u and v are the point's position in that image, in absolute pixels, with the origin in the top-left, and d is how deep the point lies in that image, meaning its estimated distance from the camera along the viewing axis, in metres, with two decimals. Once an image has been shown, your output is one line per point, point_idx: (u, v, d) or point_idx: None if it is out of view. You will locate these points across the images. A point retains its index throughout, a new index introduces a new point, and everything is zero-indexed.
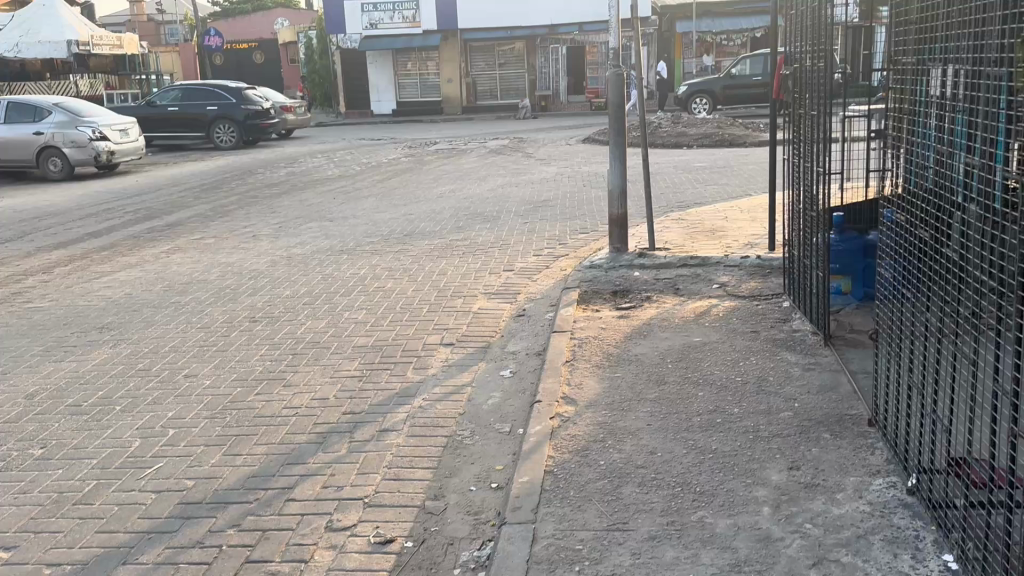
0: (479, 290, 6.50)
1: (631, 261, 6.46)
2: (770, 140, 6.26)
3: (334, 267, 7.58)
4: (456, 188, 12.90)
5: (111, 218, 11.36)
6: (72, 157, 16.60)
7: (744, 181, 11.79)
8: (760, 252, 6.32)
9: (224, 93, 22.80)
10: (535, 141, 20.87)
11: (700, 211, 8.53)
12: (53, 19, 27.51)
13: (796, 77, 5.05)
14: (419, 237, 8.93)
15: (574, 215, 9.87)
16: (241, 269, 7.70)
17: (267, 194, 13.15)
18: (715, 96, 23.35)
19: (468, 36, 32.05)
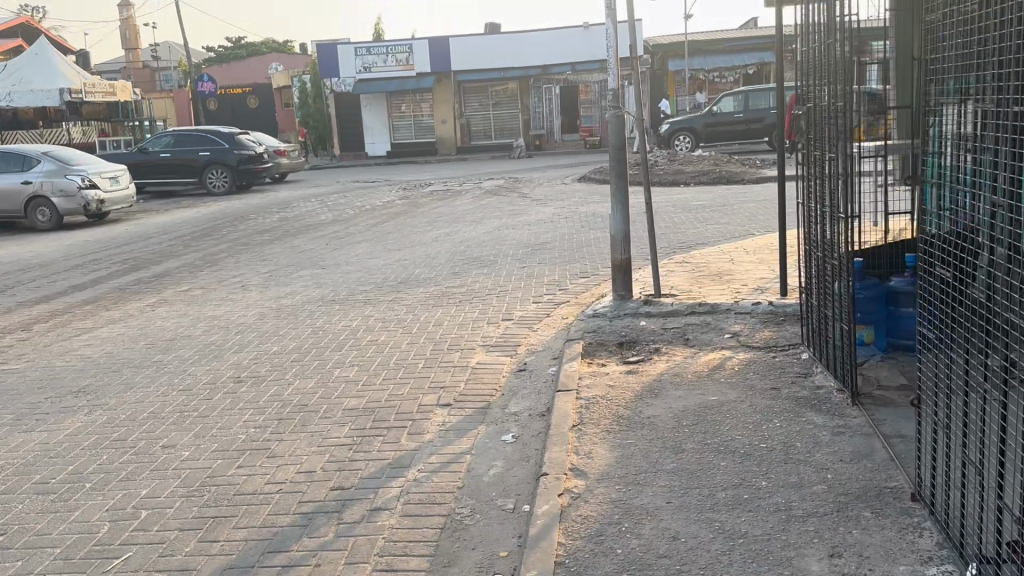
0: (477, 342, 6.17)
1: (636, 308, 6.16)
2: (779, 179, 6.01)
3: (325, 319, 7.27)
4: (451, 231, 12.65)
5: (97, 270, 11.07)
6: (60, 206, 16.37)
7: (745, 220, 11.55)
8: (771, 297, 6.03)
9: (217, 138, 22.69)
10: (531, 181, 20.70)
11: (705, 253, 8.25)
12: (46, 68, 27.50)
13: (807, 117, 4.86)
14: (414, 284, 8.64)
15: (573, 258, 9.60)
16: (228, 323, 7.40)
17: (258, 241, 12.90)
18: (697, 132, 23.41)
19: (461, 77, 32.10)
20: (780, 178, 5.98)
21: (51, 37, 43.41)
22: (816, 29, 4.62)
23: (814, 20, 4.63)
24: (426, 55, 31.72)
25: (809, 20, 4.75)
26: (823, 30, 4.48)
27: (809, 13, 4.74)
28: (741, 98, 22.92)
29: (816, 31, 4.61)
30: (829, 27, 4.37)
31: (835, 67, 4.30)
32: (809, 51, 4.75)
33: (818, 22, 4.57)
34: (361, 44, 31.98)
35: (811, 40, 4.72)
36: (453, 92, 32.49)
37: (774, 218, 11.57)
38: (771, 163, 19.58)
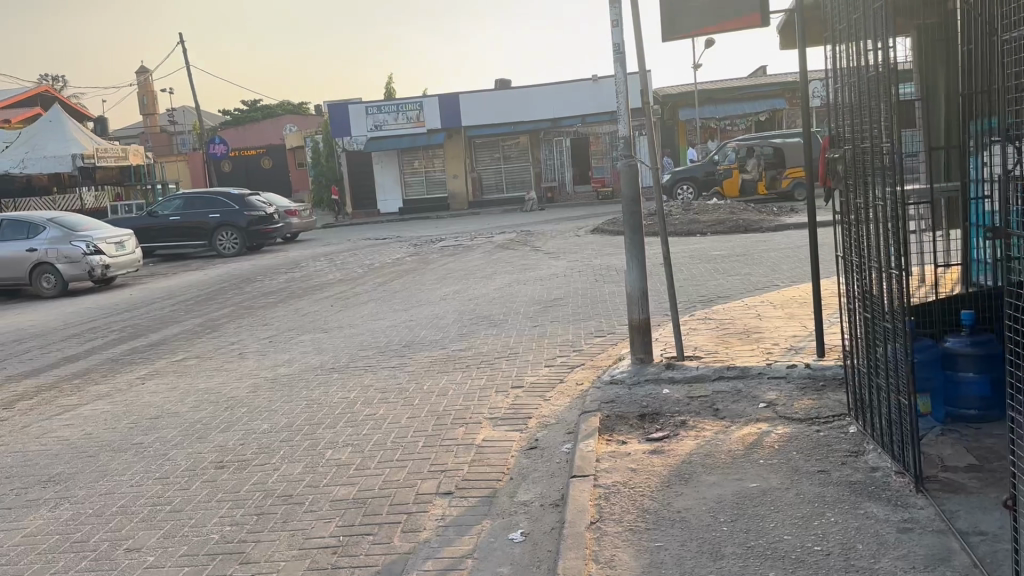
0: (483, 413, 5.64)
1: (657, 372, 5.63)
2: (810, 223, 5.47)
3: (322, 389, 6.77)
4: (461, 288, 12.21)
5: (94, 340, 10.64)
6: (65, 272, 16.09)
7: (768, 270, 11.03)
8: (806, 359, 5.52)
9: (226, 200, 22.49)
10: (543, 234, 20.30)
11: (729, 307, 7.74)
12: (58, 134, 27.61)
13: (845, 158, 4.27)
14: (420, 347, 8.14)
15: (588, 315, 9.09)
16: (219, 397, 6.91)
17: (262, 304, 12.49)
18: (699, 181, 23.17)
19: (472, 132, 32.07)
20: (811, 229, 5.49)
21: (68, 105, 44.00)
22: (847, 68, 4.16)
23: (843, 57, 4.17)
24: (437, 111, 31.72)
25: (837, 58, 4.30)
26: (854, 68, 4.02)
27: (836, 50, 4.29)
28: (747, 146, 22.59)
29: (846, 70, 4.15)
30: (861, 64, 3.91)
31: (873, 107, 3.82)
32: (838, 91, 4.29)
33: (848, 60, 4.12)
34: (371, 103, 32.04)
35: (841, 79, 4.26)
36: (464, 148, 32.42)
37: (797, 267, 11.04)
38: (789, 209, 19.09)
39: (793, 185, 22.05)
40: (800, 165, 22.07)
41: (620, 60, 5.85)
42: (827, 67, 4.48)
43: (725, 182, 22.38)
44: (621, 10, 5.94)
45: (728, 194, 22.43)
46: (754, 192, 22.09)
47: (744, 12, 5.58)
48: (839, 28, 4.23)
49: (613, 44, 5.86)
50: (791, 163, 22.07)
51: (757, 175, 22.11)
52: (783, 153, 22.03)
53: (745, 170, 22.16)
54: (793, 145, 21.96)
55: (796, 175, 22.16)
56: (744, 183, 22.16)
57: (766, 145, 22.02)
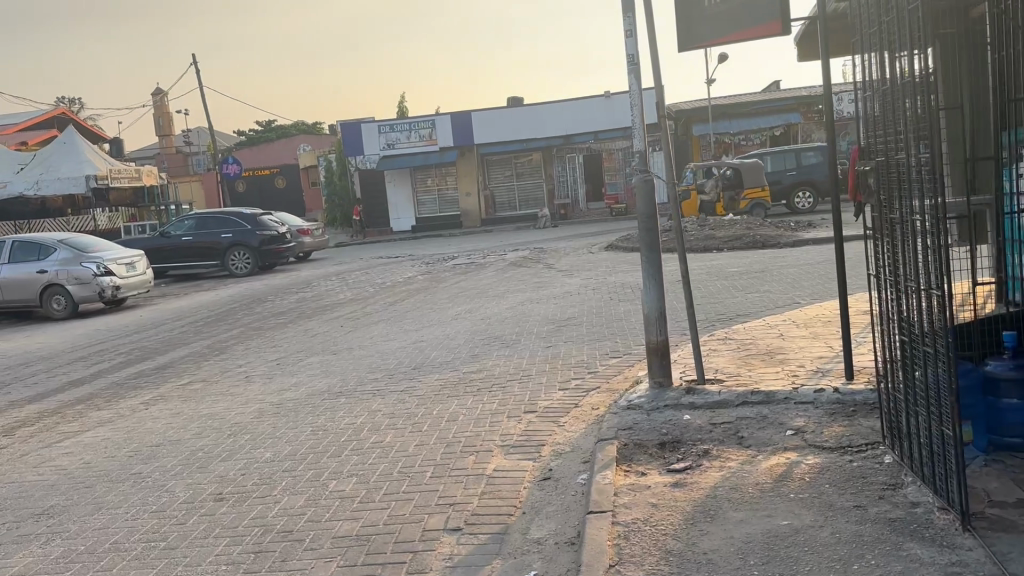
0: (493, 440, 5.40)
1: (677, 397, 5.37)
2: (837, 239, 5.24)
3: (329, 414, 6.54)
4: (473, 307, 11.99)
5: (101, 363, 10.47)
6: (76, 294, 16.00)
7: (787, 287, 10.74)
8: (834, 382, 5.27)
9: (238, 220, 22.41)
10: (556, 251, 20.05)
11: (749, 326, 7.49)
12: (73, 155, 27.70)
13: (877, 171, 4.04)
14: (431, 369, 7.91)
15: (603, 335, 8.83)
16: (223, 423, 6.70)
17: (272, 325, 12.30)
18: None
19: (485, 150, 31.95)
20: (837, 245, 5.25)
21: (83, 127, 44.27)
22: (876, 79, 3.93)
23: (872, 67, 3.94)
24: (449, 129, 31.65)
25: (862, 68, 4.08)
26: (884, 78, 3.80)
27: (862, 59, 4.06)
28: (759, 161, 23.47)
29: (876, 81, 3.92)
30: (892, 74, 3.69)
31: (907, 120, 3.58)
32: (867, 103, 4.05)
33: (877, 71, 3.89)
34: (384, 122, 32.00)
35: (869, 91, 4.02)
36: (477, 167, 32.30)
37: (819, 285, 10.74)
38: (805, 225, 18.78)
39: (752, 205, 21.52)
40: (759, 186, 21.65)
41: (634, 71, 5.63)
42: (855, 77, 4.25)
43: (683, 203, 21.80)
44: (635, 19, 5.73)
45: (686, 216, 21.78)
46: (713, 212, 21.50)
47: (764, 20, 5.28)
48: (865, 37, 4.00)
49: (627, 54, 5.64)
50: (750, 183, 21.64)
51: (716, 196, 21.61)
52: (742, 173, 21.64)
53: (703, 190, 21.67)
54: (751, 166, 21.62)
55: (754, 196, 21.67)
56: (702, 203, 21.61)
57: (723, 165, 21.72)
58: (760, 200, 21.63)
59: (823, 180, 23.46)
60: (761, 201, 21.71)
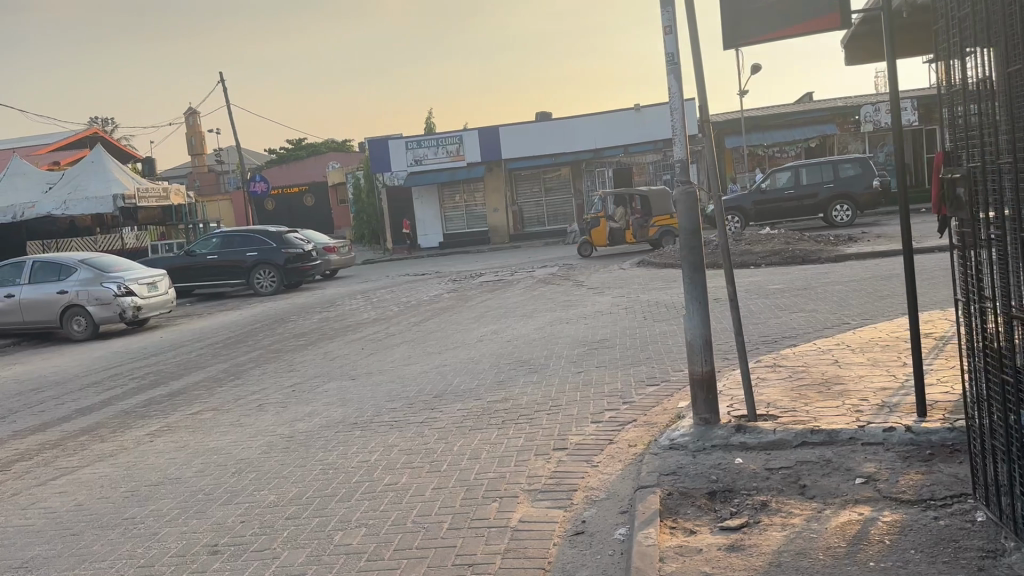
0: (518, 483, 4.84)
1: (726, 436, 4.78)
2: (906, 254, 4.65)
3: (342, 450, 6.01)
4: (499, 328, 11.44)
5: (112, 389, 10.07)
6: (96, 315, 15.72)
7: (835, 306, 10.13)
8: (905, 421, 4.65)
9: (264, 238, 22.08)
10: (586, 267, 19.46)
11: (799, 352, 6.92)
12: (101, 175, 27.70)
13: (963, 181, 3.44)
14: (453, 397, 7.37)
15: (638, 359, 8.25)
16: (229, 459, 6.21)
17: (292, 347, 11.87)
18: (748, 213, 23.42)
19: (512, 165, 31.51)
20: (908, 260, 4.65)
21: (114, 147, 44.57)
22: (967, 81, 3.34)
23: (960, 69, 3.36)
24: (477, 144, 31.29)
25: (948, 69, 3.49)
26: (981, 76, 3.21)
27: (946, 57, 3.47)
28: (795, 174, 22.87)
29: (967, 80, 3.33)
30: (994, 73, 3.10)
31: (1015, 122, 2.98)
32: (955, 101, 3.46)
33: (969, 74, 3.31)
34: (411, 138, 31.66)
35: (959, 92, 3.43)
36: (504, 180, 31.84)
37: (869, 303, 10.09)
38: (846, 239, 18.08)
39: (661, 232, 21.40)
40: (667, 213, 21.46)
41: (675, 71, 5.08)
42: (938, 76, 3.66)
43: (594, 231, 21.63)
44: (675, 15, 5.19)
45: (596, 243, 21.63)
46: (622, 240, 21.33)
47: (823, 11, 4.77)
48: (951, 34, 3.42)
49: (666, 53, 5.10)
50: (657, 210, 21.44)
51: (625, 223, 21.43)
52: (648, 200, 21.39)
53: (613, 217, 21.44)
54: (656, 192, 21.37)
55: (663, 223, 21.46)
56: (612, 231, 21.44)
57: (632, 191, 21.46)
58: (670, 228, 21.48)
59: (862, 193, 22.38)
60: (670, 228, 21.51)
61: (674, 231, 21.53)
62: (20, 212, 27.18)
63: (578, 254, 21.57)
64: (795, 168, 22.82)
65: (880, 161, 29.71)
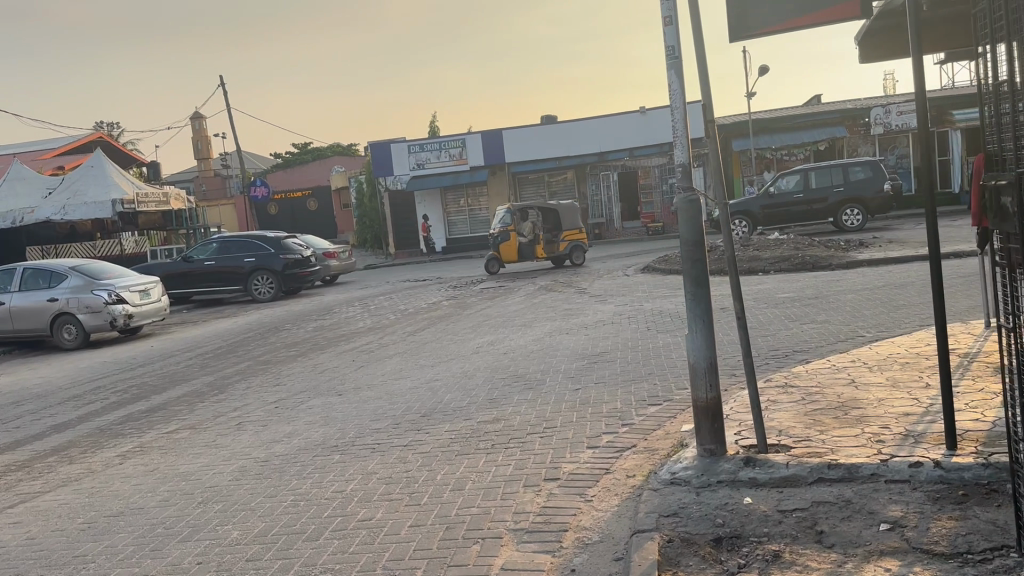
0: (503, 521, 4.37)
1: (732, 471, 4.32)
2: (933, 265, 4.19)
3: (318, 478, 5.56)
4: (496, 339, 10.99)
5: (92, 403, 9.65)
6: (86, 323, 15.32)
7: (849, 317, 9.65)
8: (933, 455, 4.18)
9: (262, 244, 21.69)
10: (589, 273, 19.02)
11: (812, 370, 6.44)
12: (100, 180, 27.33)
13: (1012, 192, 2.96)
14: (442, 417, 6.91)
15: (640, 375, 7.79)
16: (198, 487, 5.77)
17: (281, 358, 11.42)
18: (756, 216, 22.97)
19: (515, 168, 31.11)
20: (935, 273, 4.19)
21: (118, 151, 44.30)
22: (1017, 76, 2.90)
23: (1009, 66, 2.91)
24: (480, 147, 30.94)
25: (992, 64, 3.08)
26: None
27: (992, 47, 3.03)
28: (803, 177, 22.38)
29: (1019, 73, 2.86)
30: None
31: None
32: (1004, 96, 2.99)
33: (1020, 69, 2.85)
34: (413, 141, 31.32)
35: (1006, 91, 2.99)
36: (507, 184, 31.45)
37: (884, 314, 9.64)
38: (856, 244, 17.58)
39: (570, 247, 20.85)
40: (575, 227, 20.90)
41: (676, 66, 4.63)
42: (981, 73, 3.23)
43: (502, 247, 20.54)
44: (676, 4, 4.74)
45: (506, 260, 20.60)
46: (532, 256, 20.46)
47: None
48: (994, 23, 3.01)
49: (667, 46, 4.64)
50: (566, 224, 20.84)
51: (534, 238, 20.55)
52: (558, 214, 20.69)
53: (522, 232, 20.48)
54: (567, 207, 20.76)
55: (572, 238, 20.92)
56: (522, 247, 20.50)
57: (539, 205, 20.68)
58: (578, 242, 20.97)
59: (873, 196, 21.91)
60: (578, 243, 21.00)
61: (582, 245, 21.07)
62: (19, 216, 26.90)
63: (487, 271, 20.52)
64: (804, 172, 22.32)
65: (891, 163, 29.11)
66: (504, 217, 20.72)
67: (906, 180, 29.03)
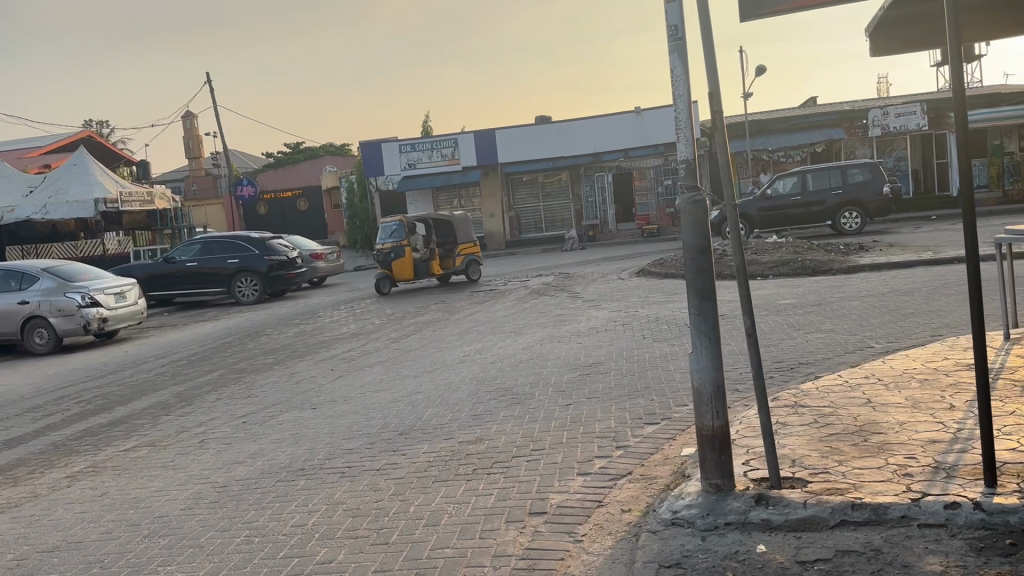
0: (480, 568, 3.83)
1: (743, 511, 3.80)
2: (972, 269, 3.64)
3: (279, 508, 5.02)
4: (484, 347, 10.45)
5: (52, 415, 9.07)
6: (59, 327, 14.71)
7: (858, 325, 9.12)
8: (972, 493, 3.64)
9: (246, 245, 21.06)
10: (583, 277, 18.48)
11: (823, 388, 5.89)
12: (83, 178, 26.67)
13: None
14: (421, 436, 6.35)
15: (635, 389, 7.24)
16: (147, 517, 5.21)
17: (256, 366, 10.84)
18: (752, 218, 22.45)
19: (508, 169, 30.56)
20: (975, 282, 3.64)
21: (106, 150, 43.59)
22: None
23: None
24: (472, 147, 30.40)
25: None
26: None
27: None
28: (801, 179, 21.90)
29: None
30: None
31: None
32: None
33: None
34: (405, 141, 30.80)
35: None
36: (500, 186, 30.92)
37: (892, 322, 9.15)
38: (857, 249, 17.08)
39: (466, 261, 19.58)
40: (470, 240, 19.73)
41: (679, 48, 4.10)
42: None
43: (396, 263, 18.55)
44: None
45: (398, 277, 18.60)
46: (428, 273, 18.80)
47: None
48: None
49: (669, 25, 4.11)
50: (461, 237, 19.62)
51: (428, 253, 18.86)
52: (452, 226, 19.51)
53: (416, 247, 18.70)
54: (462, 218, 19.65)
55: (466, 251, 19.68)
56: (416, 263, 18.67)
57: (432, 217, 19.08)
58: (473, 255, 19.76)
59: (872, 200, 21.44)
60: (473, 257, 19.81)
61: (477, 259, 19.88)
62: None
63: (379, 292, 18.40)
64: (801, 173, 21.87)
65: (889, 166, 28.65)
66: (391, 231, 18.64)
67: (903, 182, 28.64)
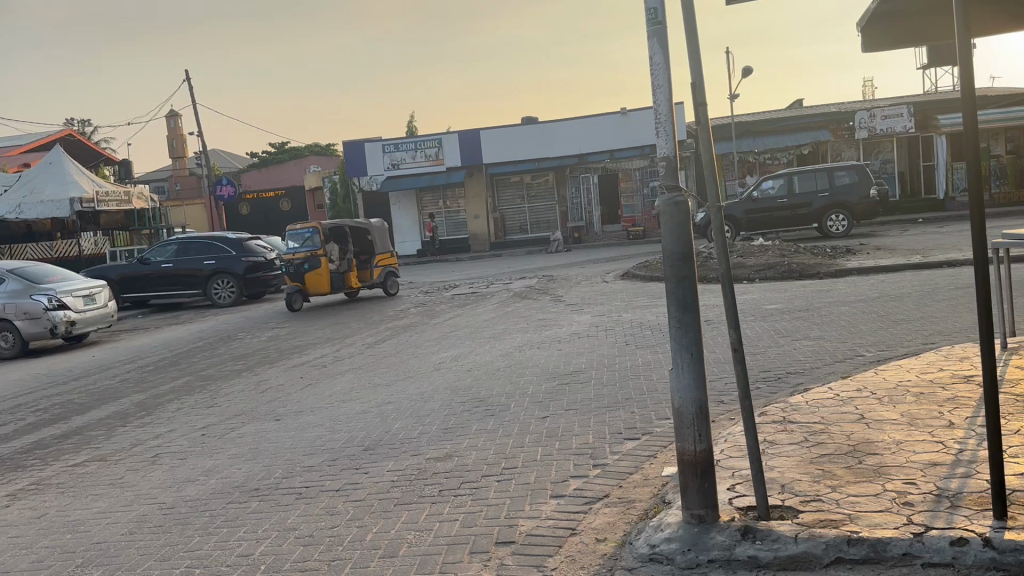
0: None
1: (728, 546, 3.45)
2: (981, 277, 3.28)
3: (227, 535, 4.61)
4: (460, 353, 10.05)
5: (6, 424, 8.62)
6: (24, 330, 14.24)
7: (849, 332, 8.80)
8: (981, 526, 3.29)
9: (222, 245, 20.56)
10: (566, 280, 18.11)
11: (813, 402, 5.53)
12: (59, 177, 26.09)
13: None
14: (387, 452, 5.96)
15: (615, 401, 6.87)
16: (84, 543, 4.80)
17: (224, 373, 10.42)
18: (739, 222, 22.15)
19: (493, 170, 30.16)
20: (984, 291, 3.28)
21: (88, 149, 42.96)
22: None
23: None
24: (456, 148, 30.00)
25: None
26: None
27: None
28: (787, 181, 21.64)
29: None
30: None
31: None
32: None
33: None
34: (388, 141, 30.38)
35: None
36: (485, 187, 30.49)
37: (882, 328, 8.83)
38: (844, 252, 16.80)
39: (384, 273, 18.38)
40: (387, 251, 18.53)
41: (658, 33, 3.72)
42: None
43: (310, 275, 17.03)
44: None
45: (311, 291, 17.06)
46: (345, 286, 17.40)
47: None
48: None
49: (648, 8, 3.74)
50: (379, 247, 18.42)
51: (344, 265, 17.46)
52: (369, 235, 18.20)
53: (332, 257, 17.22)
54: (378, 227, 18.35)
55: (383, 263, 18.49)
56: (332, 275, 17.24)
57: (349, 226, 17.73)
58: (390, 268, 18.59)
59: (859, 202, 21.21)
60: (390, 269, 18.61)
61: (393, 271, 18.69)
62: None
63: (290, 307, 16.71)
64: (788, 175, 21.60)
65: (876, 169, 28.48)
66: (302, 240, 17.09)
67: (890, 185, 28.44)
